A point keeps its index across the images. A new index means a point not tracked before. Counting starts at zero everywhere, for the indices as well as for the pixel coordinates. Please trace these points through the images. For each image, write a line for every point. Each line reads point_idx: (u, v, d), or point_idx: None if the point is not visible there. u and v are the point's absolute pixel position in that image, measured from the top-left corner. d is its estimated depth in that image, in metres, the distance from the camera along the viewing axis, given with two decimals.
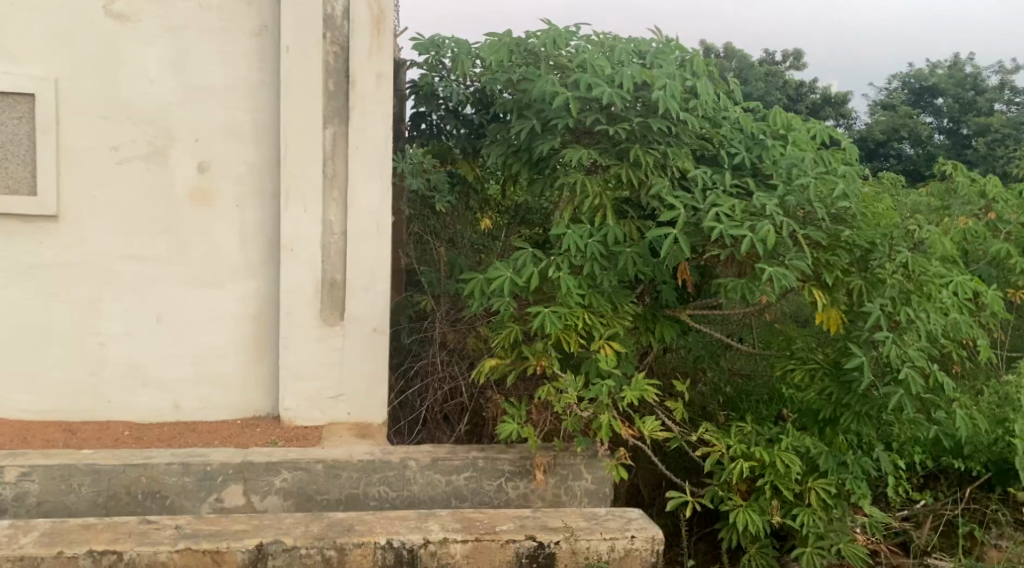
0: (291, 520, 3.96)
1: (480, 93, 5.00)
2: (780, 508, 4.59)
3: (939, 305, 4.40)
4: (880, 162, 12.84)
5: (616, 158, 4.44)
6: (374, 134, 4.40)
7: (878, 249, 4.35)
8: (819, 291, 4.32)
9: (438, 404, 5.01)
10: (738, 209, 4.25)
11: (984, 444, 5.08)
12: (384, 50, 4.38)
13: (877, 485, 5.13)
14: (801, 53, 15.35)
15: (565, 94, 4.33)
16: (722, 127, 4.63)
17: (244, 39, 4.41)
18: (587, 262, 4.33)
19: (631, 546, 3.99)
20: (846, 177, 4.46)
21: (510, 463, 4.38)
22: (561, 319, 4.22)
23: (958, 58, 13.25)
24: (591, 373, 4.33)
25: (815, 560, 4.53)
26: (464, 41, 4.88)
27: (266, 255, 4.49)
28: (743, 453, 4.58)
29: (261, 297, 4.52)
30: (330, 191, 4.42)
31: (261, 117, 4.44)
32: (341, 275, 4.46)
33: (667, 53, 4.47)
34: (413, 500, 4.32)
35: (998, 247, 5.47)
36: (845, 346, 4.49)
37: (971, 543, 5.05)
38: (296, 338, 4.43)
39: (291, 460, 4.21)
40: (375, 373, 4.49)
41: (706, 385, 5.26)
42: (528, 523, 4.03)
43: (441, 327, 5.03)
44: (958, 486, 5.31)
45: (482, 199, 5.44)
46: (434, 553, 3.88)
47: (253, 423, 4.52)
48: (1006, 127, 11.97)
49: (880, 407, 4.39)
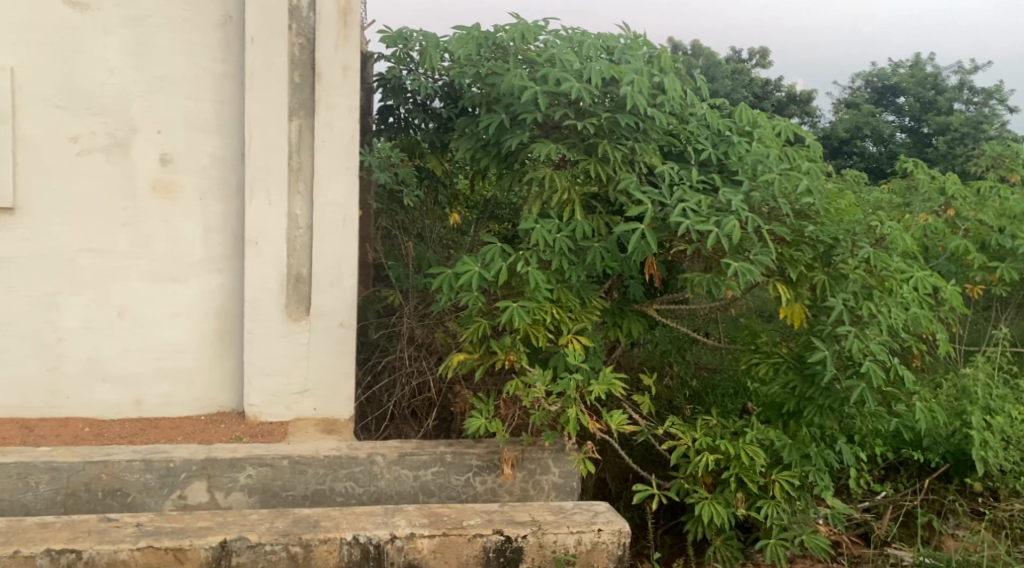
0: (255, 516, 3.94)
1: (448, 87, 5.06)
2: (744, 500, 4.64)
3: (899, 299, 4.47)
4: (843, 160, 12.92)
5: (585, 153, 4.44)
6: (341, 127, 4.39)
7: (840, 245, 4.39)
8: (783, 286, 4.36)
9: (405, 399, 5.00)
10: (704, 204, 4.27)
11: (942, 436, 5.22)
12: (351, 41, 4.37)
13: (839, 477, 5.24)
14: (766, 52, 15.41)
15: (533, 88, 4.33)
16: (689, 123, 4.64)
17: (207, 30, 4.38)
18: (555, 256, 4.33)
19: (598, 539, 4.02)
20: (809, 174, 4.49)
21: (478, 458, 4.39)
22: (529, 313, 4.22)
23: (919, 58, 13.34)
24: (559, 367, 4.37)
25: (779, 552, 4.58)
26: (432, 33, 4.88)
27: (230, 248, 4.47)
28: (708, 446, 4.59)
29: (225, 291, 4.49)
30: (295, 184, 4.41)
31: (225, 109, 4.42)
32: (307, 269, 4.45)
33: (634, 49, 4.50)
34: (380, 495, 4.32)
35: (957, 244, 5.65)
36: (807, 340, 4.52)
37: (929, 533, 5.07)
38: (262, 333, 4.41)
39: (256, 456, 4.20)
40: (340, 368, 4.48)
41: (673, 379, 5.32)
42: (495, 517, 4.05)
43: (408, 323, 5.04)
44: (917, 479, 5.35)
45: (451, 194, 5.46)
46: (401, 549, 3.88)
47: (217, 419, 4.50)
48: (964, 125, 12.11)
49: (842, 401, 4.42)
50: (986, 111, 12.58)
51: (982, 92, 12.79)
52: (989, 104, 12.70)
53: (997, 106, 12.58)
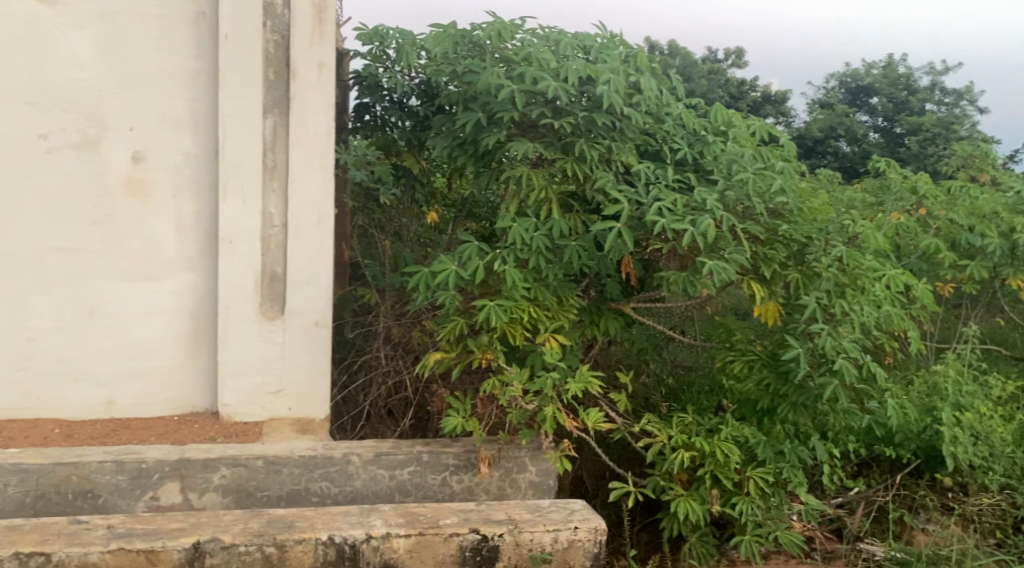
0: (229, 517, 3.93)
1: (425, 85, 5.06)
2: (720, 497, 4.66)
3: (872, 297, 4.51)
4: (817, 159, 13.00)
5: (561, 152, 4.45)
6: (315, 125, 4.38)
7: (814, 243, 4.42)
8: (757, 285, 4.38)
9: (381, 399, 5.00)
10: (680, 202, 4.29)
11: (913, 432, 5.30)
12: (326, 38, 4.36)
13: (813, 473, 5.27)
14: (741, 52, 15.47)
15: (510, 87, 4.34)
16: (665, 122, 4.65)
17: (180, 26, 4.36)
18: (532, 255, 4.35)
19: (574, 537, 4.03)
20: (784, 173, 4.52)
21: (454, 457, 4.39)
22: (506, 312, 4.22)
23: (891, 58, 13.31)
24: (536, 365, 4.37)
25: (754, 547, 4.62)
26: (409, 31, 4.88)
27: (204, 247, 4.45)
28: (683, 444, 4.61)
29: (198, 290, 4.47)
30: (270, 183, 4.39)
31: (198, 106, 4.39)
32: (282, 268, 4.44)
33: (611, 49, 4.51)
34: (356, 495, 4.32)
35: (928, 242, 5.73)
36: (781, 338, 4.54)
37: (900, 528, 5.10)
38: (236, 332, 4.39)
39: (230, 457, 4.18)
40: (315, 367, 4.46)
41: (649, 376, 5.38)
42: (471, 516, 4.05)
43: (385, 322, 5.03)
44: (890, 474, 5.43)
45: (428, 192, 5.47)
46: (377, 548, 3.88)
47: (191, 420, 4.48)
48: (936, 125, 12.21)
49: (815, 398, 4.45)
50: (957, 112, 12.66)
51: (953, 92, 12.85)
52: (960, 105, 12.78)
53: (968, 107, 12.67)
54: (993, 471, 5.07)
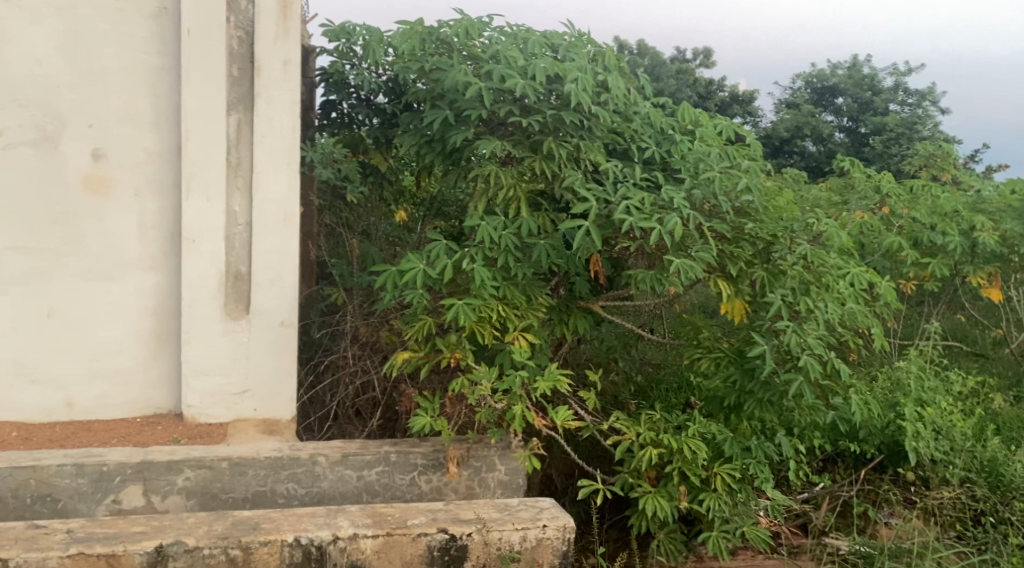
0: (193, 520, 3.90)
1: (393, 81, 5.02)
2: (687, 493, 4.68)
3: (836, 295, 4.55)
4: (783, 159, 13.09)
5: (530, 150, 4.45)
6: (280, 123, 4.35)
7: (779, 242, 4.45)
8: (724, 283, 4.40)
9: (349, 399, 4.98)
10: (647, 202, 4.29)
11: (877, 427, 5.35)
12: (291, 35, 4.33)
13: (779, 469, 5.31)
14: (710, 52, 15.54)
15: (477, 85, 4.33)
16: (634, 121, 4.65)
17: (141, 21, 4.31)
18: (501, 254, 4.33)
19: (543, 535, 4.03)
20: (749, 172, 4.55)
21: (423, 457, 4.38)
22: (475, 311, 4.21)
23: (855, 59, 13.41)
24: (504, 364, 4.37)
25: (721, 543, 4.63)
26: (376, 28, 4.85)
27: (166, 246, 4.40)
28: (651, 441, 4.63)
29: (161, 290, 4.42)
30: (234, 180, 4.35)
31: (160, 103, 4.34)
32: (246, 267, 4.40)
33: (579, 47, 4.51)
34: (323, 496, 4.29)
35: (891, 240, 5.83)
36: (747, 336, 4.58)
37: (865, 522, 5.19)
38: (200, 332, 4.35)
39: (194, 459, 4.15)
40: (281, 367, 4.43)
41: (618, 375, 5.38)
42: (440, 516, 4.04)
43: (353, 322, 5.02)
44: (854, 469, 5.48)
45: (397, 191, 5.45)
46: (344, 550, 3.86)
47: (153, 421, 4.43)
48: (899, 126, 12.39)
49: (781, 395, 4.45)
50: (920, 113, 12.79)
51: (916, 93, 12.98)
52: (923, 106, 12.90)
53: (930, 108, 12.80)
54: (954, 465, 5.06)
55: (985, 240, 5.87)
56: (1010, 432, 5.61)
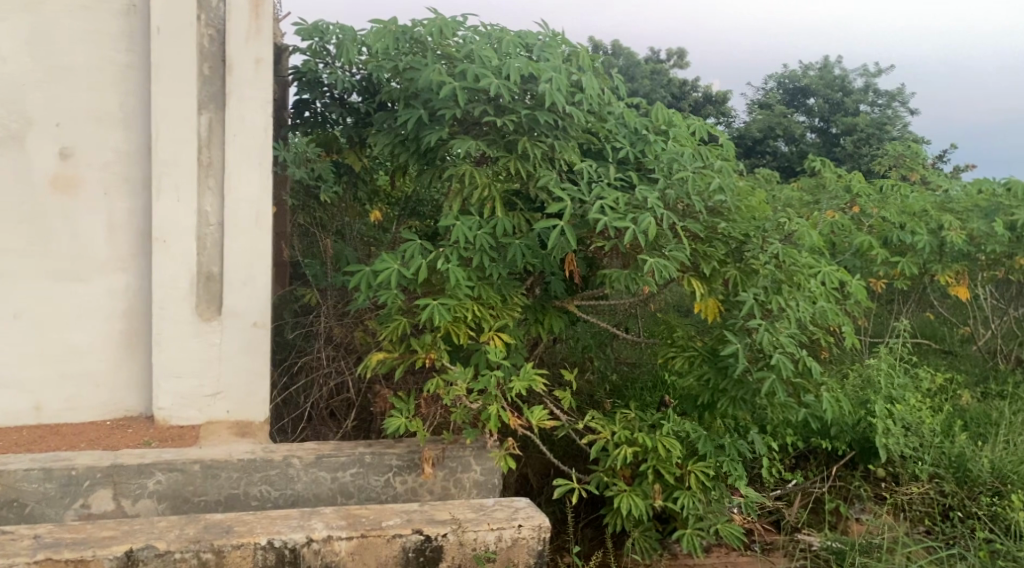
0: (164, 523, 3.87)
1: (366, 81, 5.00)
2: (662, 492, 4.68)
3: (807, 293, 4.57)
4: (756, 158, 13.14)
5: (504, 150, 4.44)
6: (252, 122, 4.32)
7: (751, 241, 4.48)
8: (697, 283, 4.43)
9: (323, 400, 4.96)
10: (622, 202, 4.28)
11: (849, 424, 5.34)
12: (263, 33, 4.31)
13: (752, 466, 5.33)
14: (684, 53, 15.59)
15: (451, 84, 4.32)
16: (608, 121, 4.67)
17: (110, 18, 4.27)
18: (476, 254, 4.32)
19: (518, 535, 4.03)
20: (722, 171, 4.57)
21: (398, 458, 4.36)
22: (450, 311, 4.20)
23: (827, 60, 13.49)
24: (480, 364, 4.36)
25: (696, 541, 4.62)
26: (349, 27, 4.83)
27: (136, 246, 4.36)
28: (626, 439, 4.64)
29: (131, 291, 4.38)
30: (205, 180, 4.32)
31: (129, 101, 4.31)
32: (218, 267, 4.37)
33: (553, 47, 4.51)
34: (297, 498, 4.27)
35: (861, 239, 5.88)
36: (721, 334, 4.59)
37: (836, 518, 5.25)
38: (171, 333, 4.32)
39: (165, 462, 4.12)
40: (254, 369, 4.41)
41: (594, 374, 5.41)
42: (414, 516, 4.03)
43: (327, 322, 4.99)
44: (825, 466, 5.50)
45: (371, 191, 5.43)
46: (317, 552, 3.85)
47: (123, 424, 4.39)
48: (869, 126, 12.50)
49: (754, 393, 4.47)
50: (890, 113, 12.90)
51: (886, 94, 13.08)
52: (892, 107, 13.01)
53: (899, 108, 12.91)
54: (923, 461, 5.13)
55: (952, 239, 5.94)
56: (977, 427, 5.67)
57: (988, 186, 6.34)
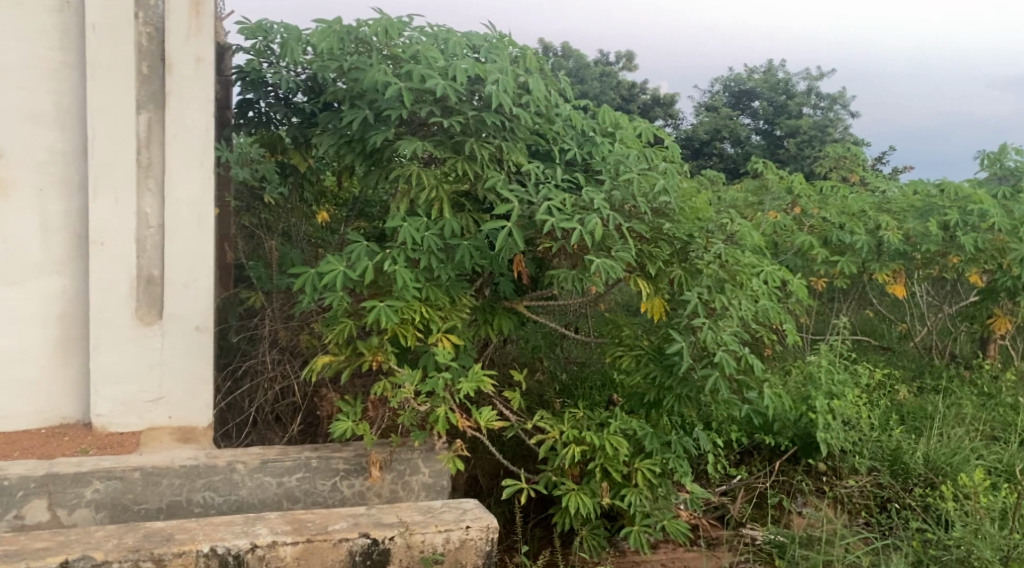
0: (101, 533, 3.80)
1: (312, 81, 4.94)
2: (609, 490, 4.70)
3: (750, 292, 4.61)
4: (702, 160, 13.26)
5: (452, 151, 4.42)
6: (193, 122, 4.26)
7: (695, 241, 4.52)
8: (643, 282, 4.43)
9: (268, 404, 4.91)
10: (568, 202, 4.29)
11: (790, 420, 5.41)
12: (204, 31, 4.24)
13: (697, 463, 5.41)
14: (632, 56, 15.68)
15: (397, 85, 4.28)
16: (556, 123, 4.64)
17: (43, 16, 4.19)
18: (424, 255, 4.29)
19: (466, 536, 4.02)
20: (666, 173, 4.60)
21: (344, 462, 4.33)
22: (397, 312, 4.17)
23: (771, 63, 13.67)
24: (428, 366, 4.33)
25: (643, 537, 4.65)
26: (294, 26, 4.76)
27: (72, 248, 4.29)
28: (575, 438, 4.66)
29: (68, 294, 4.30)
30: (145, 181, 4.25)
31: (64, 101, 4.23)
32: (159, 270, 4.29)
33: (500, 49, 4.51)
34: (241, 504, 4.22)
35: (802, 239, 6.02)
36: (667, 333, 4.62)
37: (779, 512, 5.29)
38: (110, 338, 4.24)
39: (103, 470, 4.05)
40: (197, 373, 4.35)
41: (544, 373, 5.45)
42: (361, 520, 4.00)
43: (272, 325, 4.94)
44: (769, 461, 5.60)
45: (318, 191, 5.39)
46: (261, 558, 3.80)
47: (60, 433, 4.31)
48: (812, 129, 12.68)
49: (698, 390, 4.52)
50: (831, 116, 13.11)
51: (828, 97, 13.28)
52: (834, 110, 13.23)
53: (841, 111, 13.12)
54: (862, 455, 5.24)
55: (889, 238, 6.06)
56: (913, 421, 5.77)
57: (923, 186, 6.49)
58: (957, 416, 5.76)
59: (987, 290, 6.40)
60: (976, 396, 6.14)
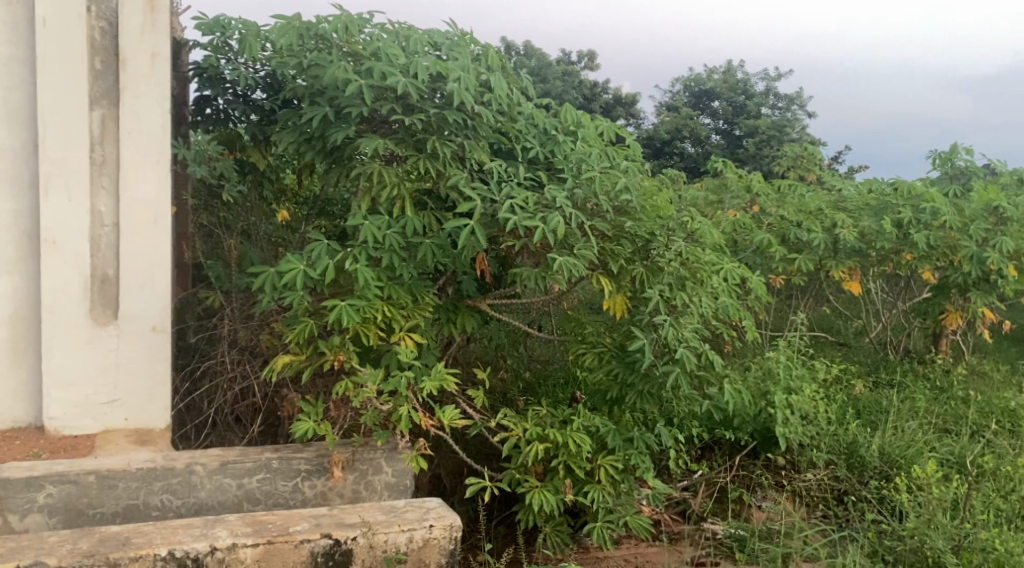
0: (55, 538, 3.74)
1: (270, 77, 4.90)
2: (573, 487, 4.70)
3: (710, 289, 4.63)
4: (663, 160, 13.31)
5: (413, 149, 4.37)
6: (148, 118, 4.20)
7: (656, 239, 4.50)
8: (605, 280, 4.44)
9: (228, 405, 4.85)
10: (531, 201, 4.27)
11: (750, 416, 5.44)
12: (159, 26, 4.18)
13: (660, 459, 5.42)
14: (594, 56, 15.70)
15: (358, 82, 4.24)
16: (518, 121, 4.65)
17: None
18: (385, 254, 4.25)
19: (429, 535, 4.00)
20: (627, 171, 4.60)
21: (306, 462, 4.29)
22: (359, 312, 4.13)
23: (729, 64, 13.78)
24: (390, 365, 4.30)
25: (606, 534, 4.65)
26: (251, 22, 4.70)
27: (23, 248, 4.20)
28: (538, 436, 4.64)
29: (18, 295, 4.22)
30: (99, 179, 4.18)
31: (14, 97, 4.16)
32: (113, 270, 4.23)
33: (461, 46, 4.49)
34: (200, 506, 4.16)
35: (761, 237, 6.08)
36: (628, 330, 4.62)
37: (740, 506, 5.31)
38: (63, 339, 4.16)
39: (57, 474, 3.98)
40: (154, 374, 4.28)
41: (507, 372, 5.44)
42: (323, 521, 3.96)
43: (232, 325, 4.88)
44: (730, 456, 5.62)
45: (278, 189, 5.36)
46: (221, 560, 3.76)
47: (11, 436, 4.22)
48: (770, 128, 12.79)
49: (660, 386, 4.53)
50: (789, 116, 13.25)
51: (785, 97, 13.41)
52: (791, 110, 13.36)
53: (798, 111, 13.26)
54: (819, 449, 5.27)
55: (845, 236, 6.12)
56: (869, 415, 5.83)
57: (878, 185, 6.58)
58: (912, 410, 5.83)
59: (939, 285, 6.49)
60: (930, 390, 6.22)
